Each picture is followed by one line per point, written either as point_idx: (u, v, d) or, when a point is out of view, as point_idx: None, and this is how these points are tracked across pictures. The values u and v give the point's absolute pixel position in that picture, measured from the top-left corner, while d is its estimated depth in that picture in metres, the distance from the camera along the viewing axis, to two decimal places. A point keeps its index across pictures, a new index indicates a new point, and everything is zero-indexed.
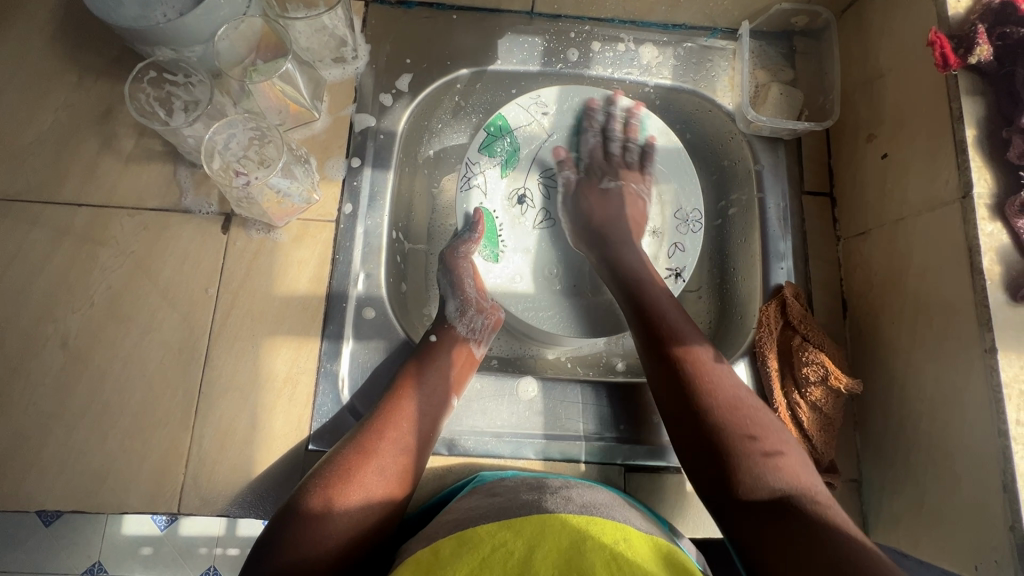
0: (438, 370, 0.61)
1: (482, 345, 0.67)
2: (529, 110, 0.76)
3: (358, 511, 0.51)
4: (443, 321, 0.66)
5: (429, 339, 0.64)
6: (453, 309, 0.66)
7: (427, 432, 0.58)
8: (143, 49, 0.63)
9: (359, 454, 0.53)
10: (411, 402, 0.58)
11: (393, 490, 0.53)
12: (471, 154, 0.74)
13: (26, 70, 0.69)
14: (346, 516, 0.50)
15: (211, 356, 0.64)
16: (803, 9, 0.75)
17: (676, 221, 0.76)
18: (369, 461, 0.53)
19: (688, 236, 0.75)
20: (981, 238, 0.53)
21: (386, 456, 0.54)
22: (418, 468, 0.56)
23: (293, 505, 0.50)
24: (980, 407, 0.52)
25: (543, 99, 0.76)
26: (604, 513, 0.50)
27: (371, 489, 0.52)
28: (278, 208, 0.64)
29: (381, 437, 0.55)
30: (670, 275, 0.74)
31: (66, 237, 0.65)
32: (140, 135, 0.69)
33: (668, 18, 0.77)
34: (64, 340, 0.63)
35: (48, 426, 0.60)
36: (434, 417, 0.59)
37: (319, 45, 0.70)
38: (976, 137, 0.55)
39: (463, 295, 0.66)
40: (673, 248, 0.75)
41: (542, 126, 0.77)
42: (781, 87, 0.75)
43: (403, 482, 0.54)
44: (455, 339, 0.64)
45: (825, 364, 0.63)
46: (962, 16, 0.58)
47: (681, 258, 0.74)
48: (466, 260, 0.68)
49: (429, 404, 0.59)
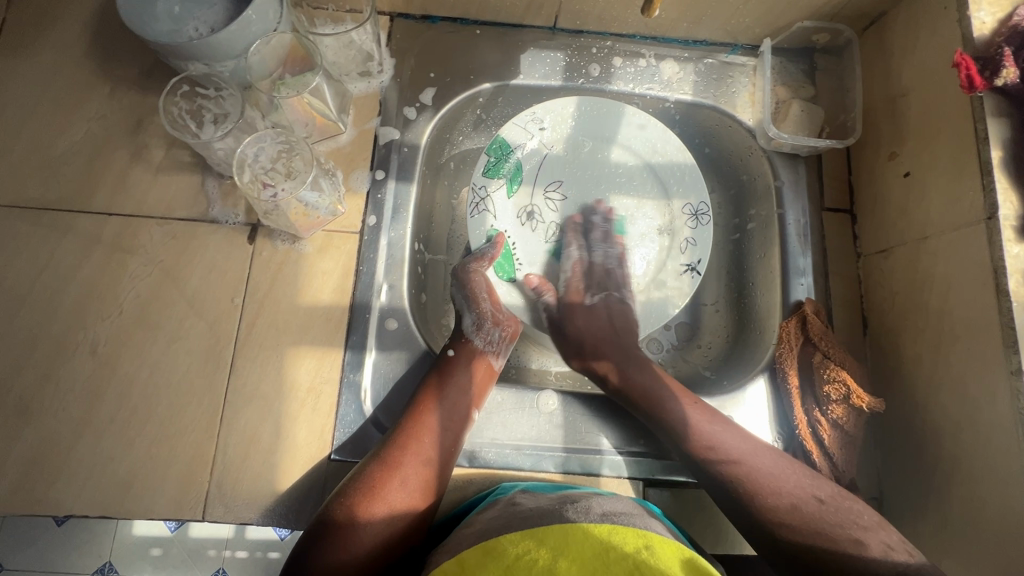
0: (459, 383, 0.62)
1: (501, 355, 0.67)
2: (526, 127, 0.75)
3: (382, 523, 0.52)
4: (460, 335, 0.66)
5: (447, 354, 0.64)
6: (470, 322, 0.66)
7: (450, 446, 0.59)
8: (176, 63, 0.63)
9: (385, 466, 0.54)
10: (432, 416, 0.59)
11: (418, 502, 0.54)
12: (476, 178, 0.74)
13: (60, 82, 0.71)
14: (373, 528, 0.51)
15: (236, 365, 0.65)
16: (825, 26, 0.75)
17: (686, 217, 0.76)
18: (394, 475, 0.54)
19: (699, 230, 0.75)
20: (1008, 260, 0.53)
21: (409, 469, 0.55)
22: (440, 481, 0.57)
23: (322, 518, 0.52)
24: (1007, 430, 0.52)
25: (539, 115, 0.75)
26: (625, 522, 0.50)
27: (396, 501, 0.53)
28: (304, 221, 0.65)
29: (405, 451, 0.56)
30: (685, 270, 0.74)
31: (96, 246, 0.66)
32: (169, 146, 0.70)
33: (690, 34, 0.78)
34: (93, 347, 0.64)
35: (76, 432, 0.62)
36: (455, 429, 0.60)
37: (345, 60, 0.72)
38: (1002, 158, 0.56)
39: (478, 309, 0.66)
40: (685, 244, 0.75)
41: (541, 141, 0.76)
42: (802, 104, 0.75)
43: (428, 491, 0.55)
44: (474, 351, 0.65)
45: (847, 383, 0.63)
46: (988, 38, 0.58)
47: (693, 253, 0.74)
48: (478, 271, 0.69)
49: (450, 418, 0.60)
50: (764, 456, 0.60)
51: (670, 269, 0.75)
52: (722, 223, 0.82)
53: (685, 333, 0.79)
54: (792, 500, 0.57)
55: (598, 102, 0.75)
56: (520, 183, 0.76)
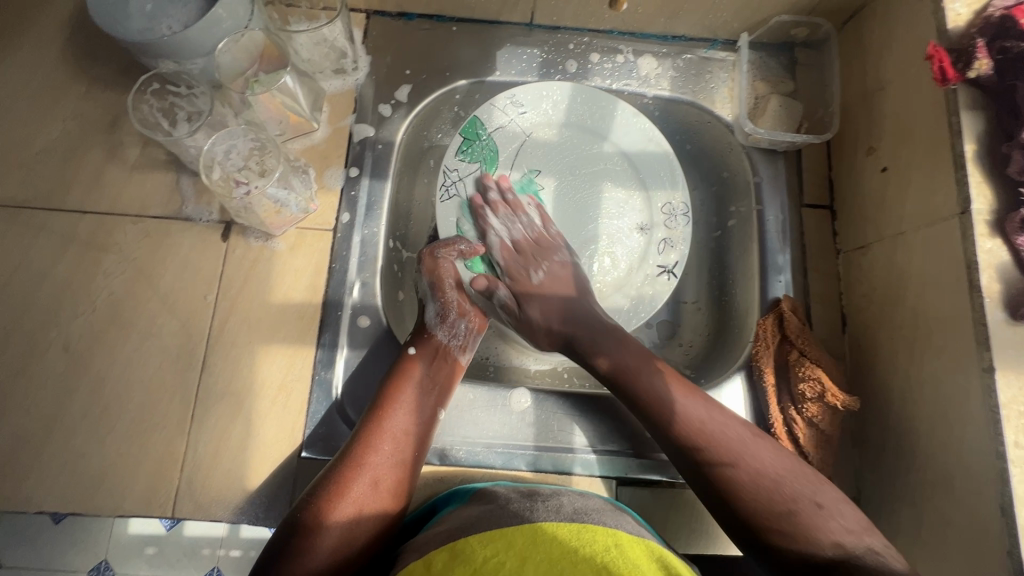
0: (421, 389, 0.61)
1: (468, 350, 0.67)
2: (504, 109, 0.74)
3: (352, 522, 0.51)
4: (424, 329, 0.65)
5: (408, 352, 0.63)
6: (433, 315, 0.65)
7: (415, 451, 0.58)
8: (147, 61, 0.64)
9: (345, 472, 0.54)
10: (392, 425, 0.57)
11: (381, 506, 0.53)
12: (449, 161, 0.72)
13: (38, 81, 0.71)
14: (335, 532, 0.50)
15: (208, 362, 0.65)
16: (803, 20, 0.74)
17: (664, 216, 0.74)
18: (362, 474, 0.54)
19: (676, 230, 0.73)
20: (980, 255, 0.53)
21: (376, 469, 0.54)
22: (410, 480, 0.57)
23: (286, 526, 0.51)
24: (979, 428, 0.51)
25: (517, 98, 0.74)
26: (593, 519, 0.50)
27: (359, 502, 0.52)
28: (276, 218, 0.65)
29: (371, 450, 0.55)
30: (661, 272, 0.72)
31: (71, 244, 0.67)
32: (145, 145, 0.70)
33: (668, 30, 0.77)
34: (66, 344, 0.64)
35: (48, 429, 0.62)
36: (422, 429, 0.59)
37: (319, 57, 0.72)
38: (975, 152, 0.55)
39: (443, 299, 0.65)
40: (662, 244, 0.73)
41: (520, 125, 0.75)
42: (780, 100, 0.74)
43: (391, 497, 0.54)
44: (438, 348, 0.64)
45: (822, 380, 0.62)
46: (963, 29, 0.58)
47: (669, 255, 0.73)
48: (446, 258, 0.66)
49: (417, 418, 0.59)
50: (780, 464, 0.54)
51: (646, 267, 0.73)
52: (703, 221, 0.81)
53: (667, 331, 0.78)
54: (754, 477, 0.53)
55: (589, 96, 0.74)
56: (497, 166, 0.74)
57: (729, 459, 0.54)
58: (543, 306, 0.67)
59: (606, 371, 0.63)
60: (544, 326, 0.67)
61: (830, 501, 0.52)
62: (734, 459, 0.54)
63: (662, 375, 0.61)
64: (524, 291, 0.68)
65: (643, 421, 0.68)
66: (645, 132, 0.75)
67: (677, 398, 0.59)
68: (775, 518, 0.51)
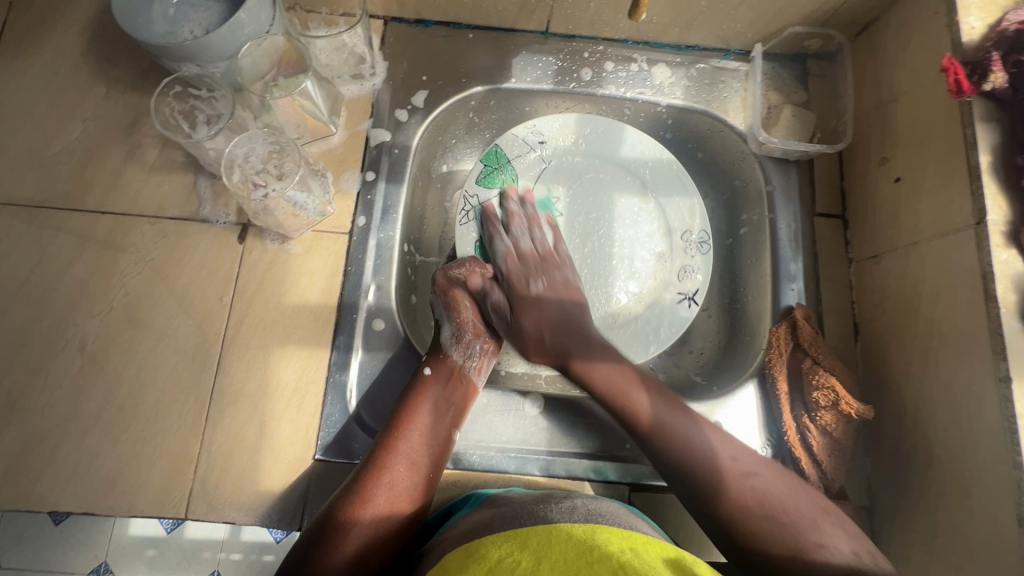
0: (436, 408, 0.60)
1: (483, 371, 0.67)
2: (526, 139, 0.76)
3: (367, 541, 0.50)
4: (438, 348, 0.66)
5: (424, 372, 0.63)
6: (449, 334, 0.66)
7: (432, 462, 0.58)
8: (169, 64, 0.65)
9: (362, 486, 0.53)
10: (407, 441, 0.57)
11: (397, 521, 0.53)
12: (468, 187, 0.73)
13: (59, 82, 0.72)
14: (353, 543, 0.50)
15: (223, 363, 0.65)
16: (816, 32, 0.75)
17: (688, 242, 0.75)
18: (378, 490, 0.53)
19: (699, 256, 0.74)
20: (996, 265, 0.53)
21: (393, 487, 0.54)
22: (425, 499, 0.56)
23: (305, 535, 0.50)
24: (994, 437, 0.51)
25: (539, 128, 0.76)
26: (608, 521, 0.50)
27: (376, 519, 0.51)
28: (293, 220, 0.66)
29: (387, 469, 0.54)
30: (680, 299, 0.73)
31: (89, 244, 0.67)
32: (163, 147, 0.71)
33: (681, 40, 0.78)
34: (82, 344, 0.64)
35: (63, 428, 0.62)
36: (438, 449, 0.59)
37: (337, 63, 0.73)
38: (991, 163, 0.55)
39: (459, 318, 0.66)
40: (683, 272, 0.74)
41: (540, 154, 0.76)
42: (793, 109, 0.75)
43: (409, 510, 0.54)
44: (454, 368, 0.64)
45: (835, 389, 0.62)
46: (977, 43, 0.58)
47: (688, 282, 0.74)
48: (461, 279, 0.67)
49: (432, 439, 0.58)
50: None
51: (666, 296, 0.74)
52: (717, 228, 0.81)
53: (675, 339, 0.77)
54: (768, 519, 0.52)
55: (597, 122, 0.76)
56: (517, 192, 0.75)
57: (758, 522, 0.52)
58: (538, 314, 0.67)
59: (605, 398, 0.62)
60: (536, 337, 0.66)
61: (829, 533, 0.51)
62: (756, 473, 0.55)
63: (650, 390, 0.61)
64: (523, 297, 0.68)
65: None
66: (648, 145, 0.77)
67: (667, 417, 0.59)
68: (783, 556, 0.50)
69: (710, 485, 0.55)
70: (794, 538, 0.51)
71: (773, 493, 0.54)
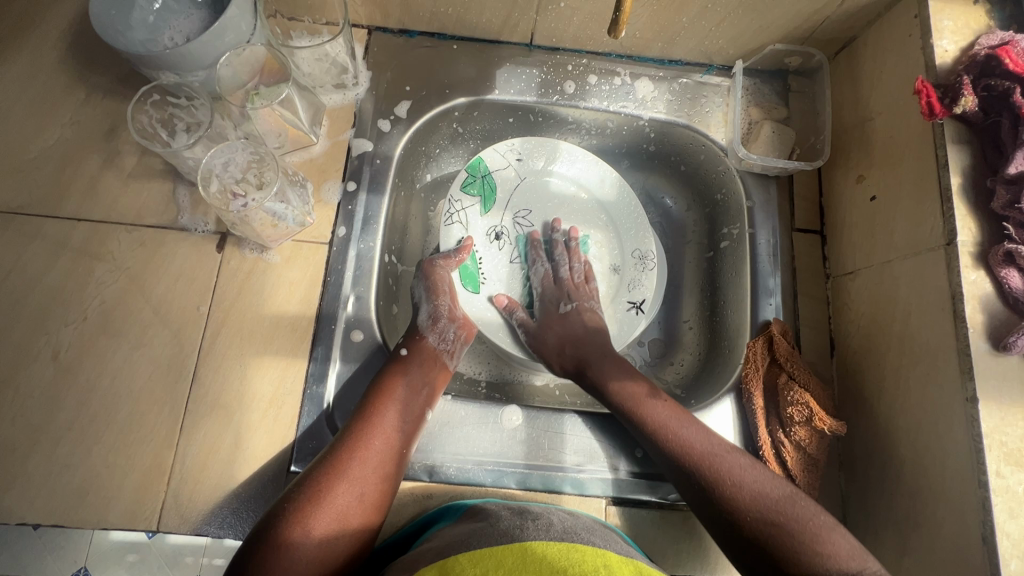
0: (411, 384, 0.62)
1: (456, 357, 0.70)
2: (505, 155, 0.80)
3: (336, 520, 0.51)
4: (415, 332, 0.68)
5: (401, 352, 0.65)
6: (425, 316, 0.69)
7: (403, 447, 0.59)
8: (147, 72, 0.64)
9: (334, 465, 0.54)
10: (382, 421, 0.58)
11: (368, 506, 0.54)
12: (453, 192, 0.78)
13: (37, 87, 0.71)
14: (327, 511, 0.51)
15: (199, 374, 0.64)
16: (796, 49, 0.76)
17: (633, 260, 0.81)
18: (350, 468, 0.54)
19: (643, 273, 0.80)
20: (964, 286, 0.54)
21: (366, 467, 0.55)
22: (393, 484, 0.57)
23: (268, 520, 0.50)
24: (961, 456, 0.52)
25: (517, 147, 0.80)
26: (582, 539, 0.50)
27: (347, 497, 0.53)
28: (272, 231, 0.66)
29: (358, 450, 0.56)
30: (628, 307, 0.79)
31: (63, 251, 0.66)
32: (143, 154, 0.70)
33: (665, 54, 0.79)
34: (55, 352, 0.64)
35: (34, 439, 0.61)
36: (409, 429, 0.60)
37: (319, 72, 0.72)
38: (962, 185, 0.56)
39: (436, 303, 0.69)
40: (633, 285, 0.80)
41: (514, 171, 0.81)
42: (773, 125, 0.76)
43: (380, 494, 0.55)
44: (428, 351, 0.66)
45: (809, 405, 0.63)
46: (950, 65, 0.59)
47: (638, 291, 0.80)
48: (443, 268, 0.72)
49: (404, 418, 0.60)
50: (814, 527, 0.53)
51: (617, 303, 0.80)
52: (700, 241, 0.83)
53: (659, 349, 0.81)
54: (798, 530, 0.53)
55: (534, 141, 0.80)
56: (493, 203, 0.80)
57: (764, 515, 0.54)
58: (564, 330, 0.73)
59: (620, 408, 0.65)
60: (557, 349, 0.72)
61: (824, 530, 0.53)
62: (754, 494, 0.55)
63: (666, 405, 0.64)
64: (550, 318, 0.75)
65: (633, 442, 0.68)
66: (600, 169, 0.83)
67: (669, 419, 0.62)
68: (774, 526, 0.53)
69: (710, 480, 0.57)
70: (803, 545, 0.52)
71: (771, 493, 0.56)
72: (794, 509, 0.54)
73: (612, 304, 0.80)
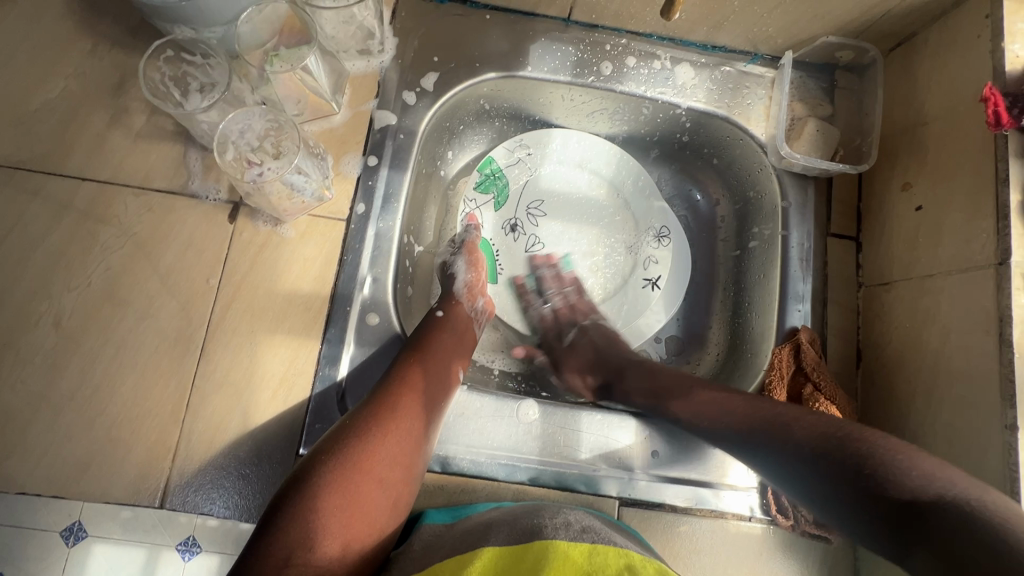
0: (443, 346, 0.61)
1: (480, 326, 0.69)
2: (514, 151, 0.79)
3: (382, 484, 0.48)
4: (450, 297, 0.67)
5: (436, 314, 0.65)
6: (461, 286, 0.69)
7: (435, 406, 0.56)
8: (162, 25, 0.60)
9: (371, 422, 0.50)
10: (416, 376, 0.56)
11: (409, 472, 0.51)
12: (468, 192, 0.78)
13: (39, 33, 0.66)
14: (377, 473, 0.48)
15: (207, 348, 0.62)
16: (849, 43, 0.72)
17: (649, 238, 0.80)
18: (391, 427, 0.51)
19: (659, 250, 0.79)
20: (1014, 309, 0.52)
21: (407, 425, 0.52)
22: (429, 444, 0.54)
23: (296, 486, 0.46)
24: (993, 483, 0.51)
25: (525, 142, 0.79)
26: (604, 540, 0.48)
27: (393, 457, 0.49)
28: (288, 204, 0.62)
29: (398, 406, 0.52)
30: (645, 285, 0.78)
31: (67, 212, 0.63)
32: (152, 113, 0.66)
33: (709, 39, 0.74)
34: (57, 319, 0.61)
35: (34, 407, 0.59)
36: (444, 389, 0.58)
37: (345, 36, 0.67)
38: (1020, 202, 0.54)
39: (470, 277, 0.69)
40: (648, 261, 0.79)
41: (528, 164, 0.80)
42: (817, 124, 0.72)
43: (416, 457, 0.52)
44: (462, 316, 0.66)
45: (835, 419, 0.62)
46: (1019, 73, 0.56)
47: (653, 269, 0.79)
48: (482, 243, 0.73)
49: (438, 376, 0.58)
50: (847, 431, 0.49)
51: (632, 282, 0.79)
52: (727, 238, 0.81)
53: (677, 347, 0.79)
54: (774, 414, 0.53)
55: (530, 135, 0.79)
56: (506, 201, 0.79)
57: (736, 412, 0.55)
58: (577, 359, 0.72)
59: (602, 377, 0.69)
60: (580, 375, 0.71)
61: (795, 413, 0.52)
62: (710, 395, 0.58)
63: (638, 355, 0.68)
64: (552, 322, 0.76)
65: (651, 444, 0.66)
66: (611, 156, 0.81)
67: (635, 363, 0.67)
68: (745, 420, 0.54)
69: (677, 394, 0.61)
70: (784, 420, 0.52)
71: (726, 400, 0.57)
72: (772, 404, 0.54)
73: (625, 284, 0.79)
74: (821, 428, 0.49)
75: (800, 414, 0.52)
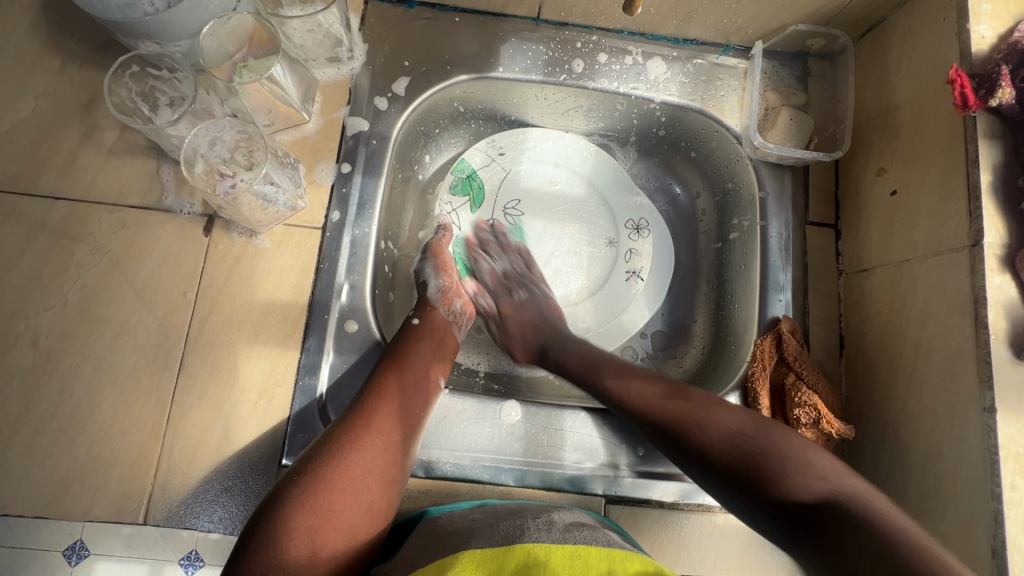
0: (423, 354, 0.61)
1: (461, 330, 0.68)
2: (487, 152, 0.79)
3: (355, 498, 0.48)
4: (427, 302, 0.67)
5: (413, 321, 0.64)
6: (433, 290, 0.68)
7: (413, 414, 0.56)
8: (126, 40, 0.60)
9: (345, 436, 0.50)
10: (391, 388, 0.55)
11: (385, 480, 0.50)
12: (443, 196, 0.78)
13: (7, 54, 0.66)
14: (349, 486, 0.48)
15: (186, 361, 0.62)
16: (820, 31, 0.72)
17: (627, 230, 0.80)
18: (364, 439, 0.50)
19: (638, 242, 0.80)
20: (989, 290, 0.51)
21: (380, 436, 0.51)
22: (409, 452, 0.54)
23: (270, 506, 0.46)
24: (975, 466, 0.50)
25: (498, 142, 0.79)
26: (586, 537, 0.48)
27: (366, 468, 0.49)
28: (261, 215, 0.62)
29: (372, 419, 0.52)
30: (626, 277, 0.78)
31: (41, 232, 0.63)
32: (123, 129, 0.66)
33: (679, 33, 0.74)
34: (35, 339, 0.61)
35: (13, 428, 0.59)
36: (423, 397, 0.58)
37: (312, 44, 0.67)
38: (991, 183, 0.53)
39: (444, 279, 0.69)
40: (628, 254, 0.79)
41: (503, 164, 0.80)
42: (791, 113, 0.72)
43: (392, 466, 0.51)
44: (439, 321, 0.65)
45: (818, 407, 0.61)
46: (986, 54, 0.56)
47: (634, 261, 0.79)
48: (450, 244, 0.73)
49: (416, 386, 0.57)
50: (783, 439, 0.51)
51: (613, 275, 0.79)
52: (708, 231, 0.81)
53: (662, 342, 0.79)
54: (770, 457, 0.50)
55: (505, 135, 0.79)
56: (483, 202, 0.79)
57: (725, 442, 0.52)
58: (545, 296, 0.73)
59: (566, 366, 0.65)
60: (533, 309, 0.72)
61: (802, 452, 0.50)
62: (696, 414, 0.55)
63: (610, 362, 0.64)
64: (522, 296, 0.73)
65: (635, 440, 0.66)
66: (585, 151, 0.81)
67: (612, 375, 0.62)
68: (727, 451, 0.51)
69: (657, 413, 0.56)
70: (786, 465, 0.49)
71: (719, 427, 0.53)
72: (763, 437, 0.52)
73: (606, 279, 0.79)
74: (805, 479, 0.47)
75: (796, 454, 0.50)
